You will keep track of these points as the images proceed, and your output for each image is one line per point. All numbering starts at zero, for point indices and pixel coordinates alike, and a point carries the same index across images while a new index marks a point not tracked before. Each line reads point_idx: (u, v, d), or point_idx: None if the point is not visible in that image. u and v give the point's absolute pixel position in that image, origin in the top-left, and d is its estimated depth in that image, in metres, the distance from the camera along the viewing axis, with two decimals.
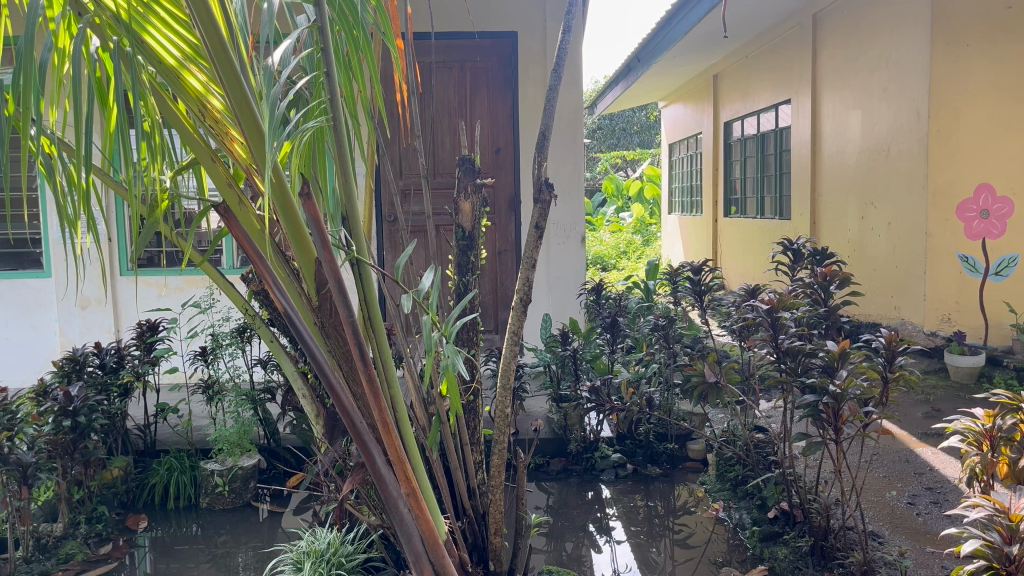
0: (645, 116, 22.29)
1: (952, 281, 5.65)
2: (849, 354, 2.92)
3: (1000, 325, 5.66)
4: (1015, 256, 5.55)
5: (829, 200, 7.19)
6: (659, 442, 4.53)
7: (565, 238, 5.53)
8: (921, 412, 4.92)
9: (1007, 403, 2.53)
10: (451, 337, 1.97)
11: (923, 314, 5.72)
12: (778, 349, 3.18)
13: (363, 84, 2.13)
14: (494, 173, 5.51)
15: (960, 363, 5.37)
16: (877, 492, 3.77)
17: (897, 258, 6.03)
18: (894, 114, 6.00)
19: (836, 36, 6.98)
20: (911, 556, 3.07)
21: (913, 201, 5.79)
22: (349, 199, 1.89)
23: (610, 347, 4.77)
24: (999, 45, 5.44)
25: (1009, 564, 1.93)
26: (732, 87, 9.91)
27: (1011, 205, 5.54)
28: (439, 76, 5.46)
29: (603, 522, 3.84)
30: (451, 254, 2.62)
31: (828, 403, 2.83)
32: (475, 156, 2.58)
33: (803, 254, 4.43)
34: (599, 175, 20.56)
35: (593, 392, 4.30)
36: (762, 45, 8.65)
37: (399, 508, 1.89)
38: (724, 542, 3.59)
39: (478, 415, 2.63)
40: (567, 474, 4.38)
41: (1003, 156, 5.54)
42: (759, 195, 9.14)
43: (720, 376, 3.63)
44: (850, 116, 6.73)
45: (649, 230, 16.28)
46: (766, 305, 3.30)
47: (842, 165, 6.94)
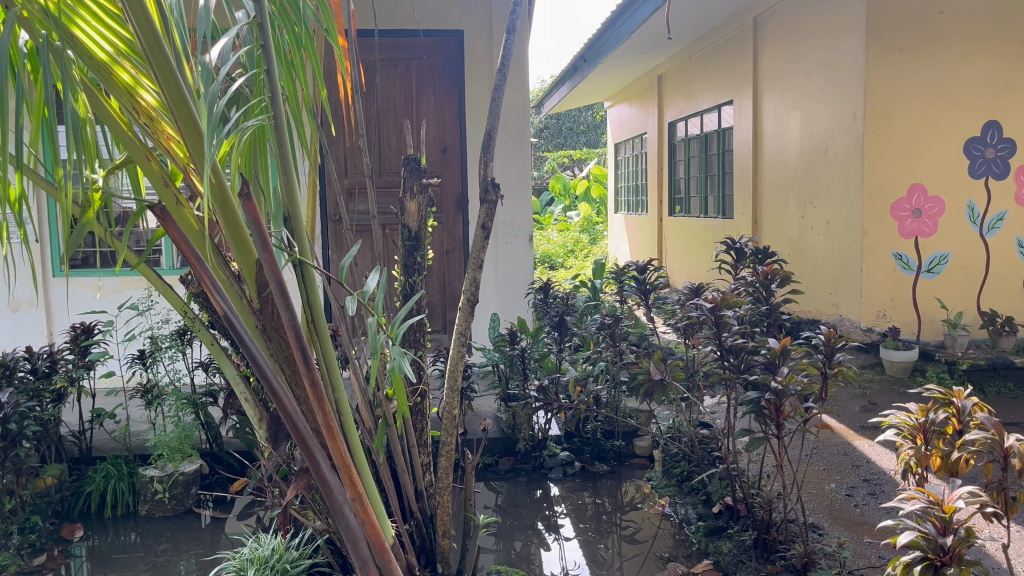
0: (591, 116, 22.48)
1: (888, 278, 5.81)
2: (790, 351, 2.99)
3: (932, 320, 5.82)
4: (946, 254, 5.74)
5: (771, 199, 7.34)
6: (606, 439, 4.57)
7: (512, 238, 5.52)
8: (858, 406, 5.07)
9: (939, 396, 2.46)
10: (398, 339, 1.98)
11: (859, 311, 5.88)
12: (721, 346, 3.22)
13: (306, 82, 2.09)
14: (441, 172, 5.48)
15: (894, 357, 5.53)
16: (818, 485, 3.87)
17: (835, 256, 6.18)
18: (832, 115, 6.15)
19: (776, 40, 7.12)
20: (850, 547, 3.15)
21: (849, 203, 5.94)
22: (291, 200, 1.86)
23: (557, 346, 4.71)
24: (931, 49, 5.58)
25: (943, 555, 1.97)
26: (676, 88, 10.04)
27: (942, 204, 5.70)
28: (385, 73, 5.41)
29: (552, 520, 3.87)
30: (397, 255, 2.59)
31: (770, 399, 2.89)
32: (421, 156, 2.56)
33: (745, 253, 4.46)
34: (546, 174, 20.67)
35: (541, 391, 4.31)
36: (705, 46, 8.77)
37: (344, 513, 1.86)
38: (670, 538, 3.64)
39: (425, 416, 2.62)
40: (515, 473, 4.38)
41: (937, 157, 5.68)
42: (702, 194, 9.27)
43: (665, 373, 3.70)
44: (790, 117, 6.88)
45: (595, 229, 16.45)
46: (709, 303, 3.35)
47: (782, 165, 7.09)
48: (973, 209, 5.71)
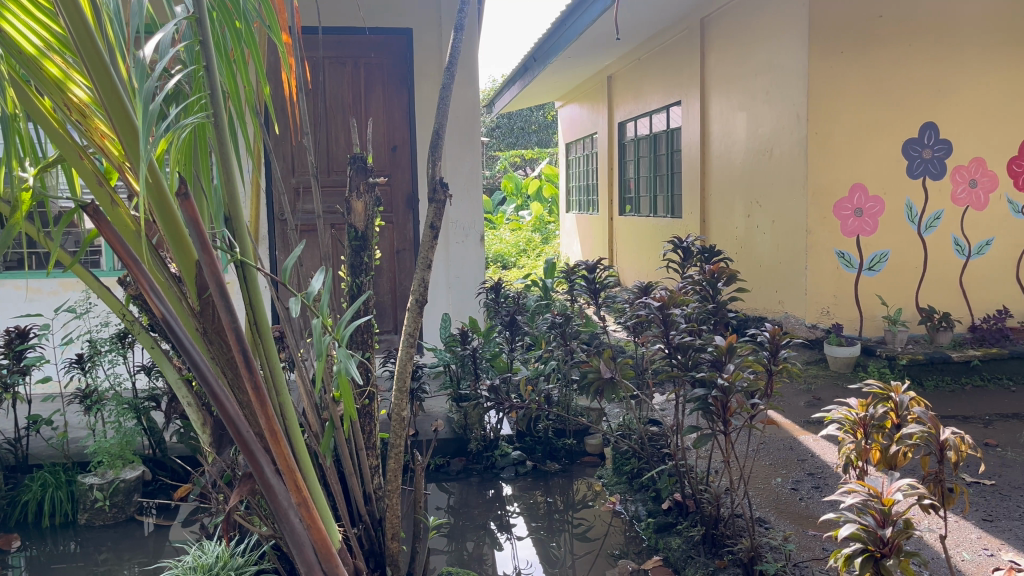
0: (542, 116, 22.55)
1: (831, 276, 5.94)
2: (736, 349, 3.04)
3: (874, 317, 5.97)
4: (886, 252, 5.90)
5: (718, 199, 7.45)
6: (557, 438, 4.59)
7: (464, 237, 5.50)
8: (803, 401, 5.18)
9: (878, 391, 2.49)
10: (343, 341, 1.96)
11: (804, 308, 6.00)
12: (669, 344, 3.26)
13: (247, 80, 2.05)
14: (390, 171, 5.43)
15: (838, 353, 5.66)
16: (764, 479, 3.94)
17: (780, 254, 6.31)
18: (776, 116, 6.26)
19: (722, 41, 7.23)
20: (795, 540, 3.22)
21: (794, 202, 6.06)
22: (232, 200, 1.82)
23: (509, 346, 4.70)
24: (870, 52, 5.73)
25: (883, 547, 2.02)
26: (625, 88, 10.13)
27: (881, 204, 5.86)
28: (332, 71, 5.34)
29: (505, 520, 3.87)
30: (343, 255, 2.55)
31: (716, 396, 2.94)
32: (367, 154, 2.53)
33: (693, 252, 4.51)
34: (498, 174, 20.67)
35: (493, 390, 4.31)
36: (654, 47, 8.87)
37: (290, 518, 1.82)
38: (621, 535, 3.66)
39: (373, 419, 2.59)
40: (467, 473, 4.37)
41: (877, 158, 5.83)
42: (652, 194, 9.37)
43: (615, 371, 3.73)
44: (736, 118, 6.99)
45: (547, 228, 16.51)
46: (658, 301, 3.38)
47: (729, 165, 7.20)
48: (912, 208, 5.88)
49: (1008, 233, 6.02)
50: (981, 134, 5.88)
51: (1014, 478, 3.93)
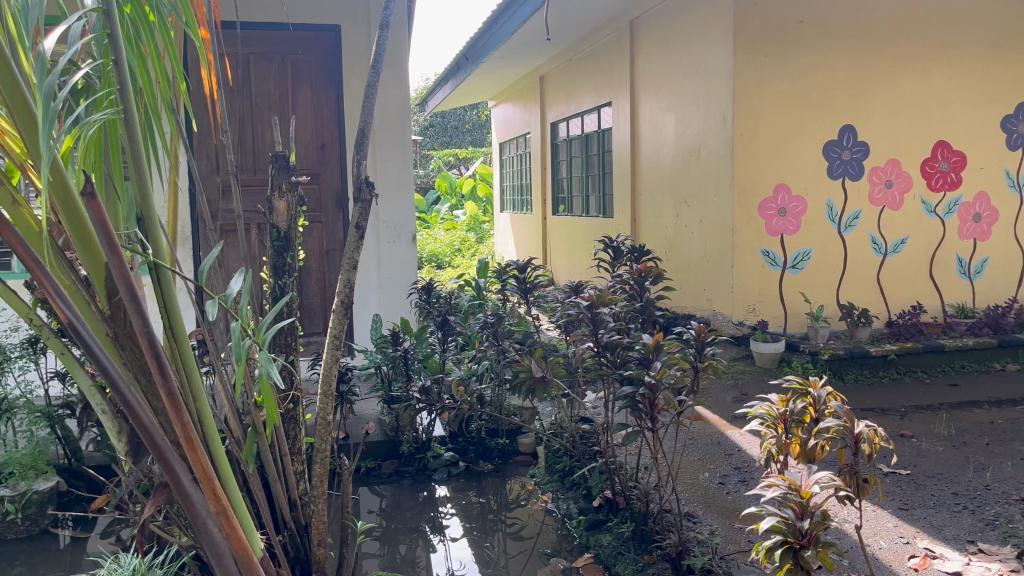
0: (476, 115, 22.51)
1: (756, 275, 6.08)
2: (662, 347, 3.08)
3: (797, 314, 6.16)
4: (808, 250, 6.08)
5: (648, 199, 7.56)
6: (490, 438, 4.57)
7: (395, 237, 5.44)
8: (730, 397, 5.30)
9: (797, 387, 2.57)
10: (264, 345, 1.91)
11: (731, 305, 6.14)
12: (598, 343, 3.29)
13: (161, 76, 1.98)
14: (319, 170, 5.34)
15: (763, 350, 5.77)
16: (692, 474, 4.01)
17: (708, 253, 6.44)
18: (704, 118, 6.39)
19: (651, 43, 7.34)
20: (722, 534, 3.29)
21: (721, 203, 6.18)
22: (145, 200, 1.75)
23: (441, 347, 4.64)
24: (792, 56, 5.90)
25: (802, 538, 2.07)
26: (557, 88, 10.20)
27: (804, 204, 6.03)
28: (258, 68, 5.21)
29: (438, 522, 3.84)
30: (266, 256, 2.49)
31: (644, 393, 2.99)
32: (290, 152, 2.48)
33: (622, 251, 4.57)
34: (432, 173, 20.56)
35: (424, 392, 4.24)
36: (584, 47, 8.95)
37: (209, 528, 1.76)
38: (554, 533, 3.68)
39: (298, 423, 2.53)
40: (399, 476, 4.32)
41: (799, 160, 6.00)
42: (584, 194, 9.45)
43: (546, 371, 3.74)
44: (665, 119, 7.10)
45: (482, 227, 16.50)
46: (586, 300, 3.39)
47: (659, 165, 7.32)
48: (832, 208, 6.07)
49: (922, 232, 6.27)
50: (896, 137, 6.11)
51: (928, 467, 4.10)
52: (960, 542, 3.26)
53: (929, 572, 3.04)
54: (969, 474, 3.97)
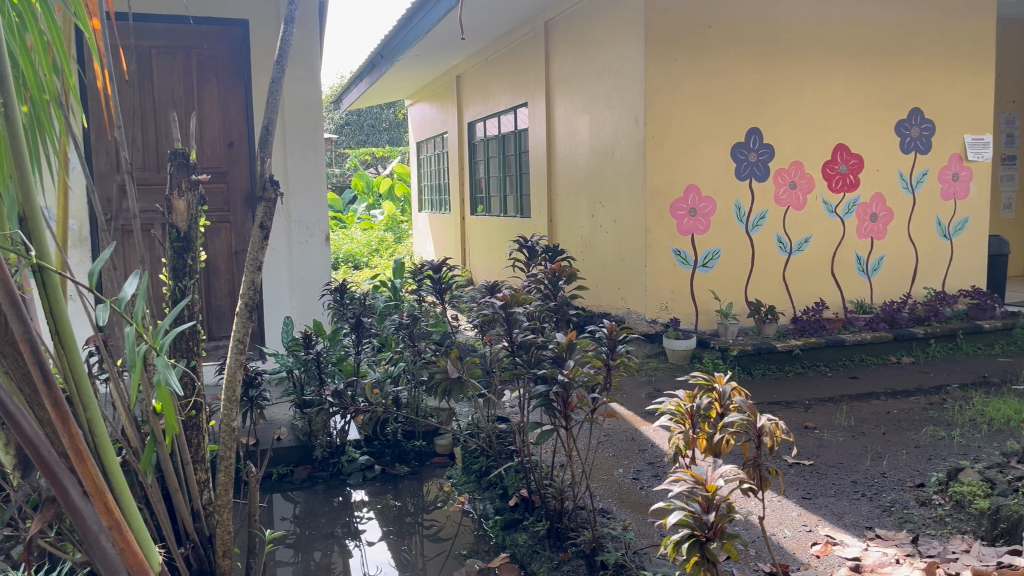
0: (393, 114, 22.30)
1: (668, 273, 6.21)
2: (576, 345, 3.10)
3: (707, 311, 6.33)
4: (717, 249, 6.27)
5: (564, 199, 7.64)
6: (407, 440, 4.53)
7: (307, 237, 5.33)
8: (644, 393, 5.41)
9: (703, 382, 2.63)
10: (162, 350, 1.83)
11: (644, 304, 6.26)
12: (513, 343, 3.30)
13: (46, 69, 1.87)
14: (227, 169, 5.17)
15: (676, 346, 5.94)
16: (607, 470, 4.07)
17: (622, 252, 6.54)
18: (617, 120, 6.49)
19: (565, 45, 7.42)
20: (635, 529, 3.34)
21: (634, 203, 6.29)
22: (27, 201, 1.63)
23: (355, 348, 4.58)
24: (700, 61, 6.06)
25: (707, 530, 2.12)
26: (474, 88, 10.20)
27: (713, 204, 6.21)
28: (161, 62, 5.01)
29: (354, 526, 3.78)
30: (165, 258, 2.39)
31: (557, 392, 3.00)
32: (191, 150, 2.38)
33: (537, 251, 4.60)
34: (348, 172, 20.26)
35: (337, 396, 4.13)
36: (500, 48, 8.98)
37: (102, 548, 1.63)
38: (471, 534, 3.67)
39: (201, 430, 2.43)
40: (313, 482, 4.23)
41: (707, 161, 6.17)
42: (502, 194, 9.47)
43: (462, 371, 3.72)
44: (580, 120, 7.19)
45: (400, 227, 16.35)
46: (500, 300, 3.41)
47: (574, 166, 7.40)
48: (740, 208, 6.28)
49: (823, 231, 6.53)
50: (798, 140, 6.35)
51: (829, 457, 4.27)
52: (858, 529, 3.41)
53: (830, 558, 3.16)
54: (868, 463, 4.15)
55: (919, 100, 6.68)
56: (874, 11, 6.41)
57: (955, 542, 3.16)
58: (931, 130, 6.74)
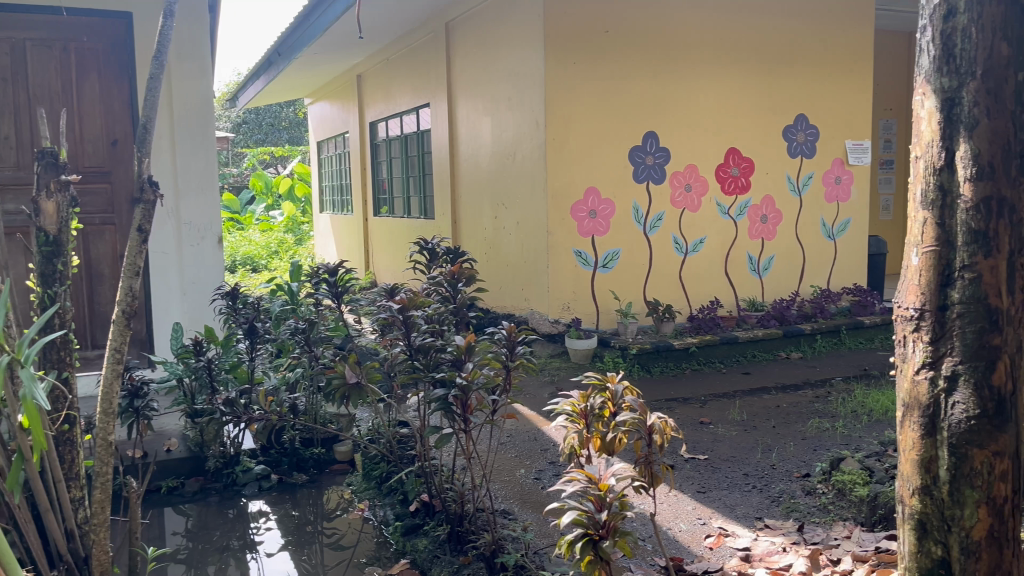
0: (293, 112, 21.78)
1: (569, 274, 6.29)
2: (474, 347, 3.10)
3: (608, 311, 6.44)
4: (616, 250, 6.40)
5: (467, 200, 7.63)
6: (305, 448, 4.41)
7: (199, 240, 5.12)
8: (546, 393, 5.45)
9: (596, 382, 2.65)
10: (27, 362, 1.73)
11: (546, 304, 6.32)
12: (410, 346, 3.28)
13: None
14: (110, 169, 4.91)
15: (578, 346, 6.03)
16: (509, 471, 4.08)
17: (524, 254, 6.58)
18: (518, 122, 6.52)
19: (466, 46, 7.41)
20: (535, 529, 3.36)
21: (536, 205, 6.34)
22: None
23: (250, 355, 4.41)
24: (598, 65, 6.17)
25: (600, 529, 2.15)
26: (375, 87, 10.07)
27: (612, 206, 6.33)
28: (36, 55, 4.72)
29: (250, 538, 3.66)
30: (32, 264, 2.25)
31: (456, 395, 2.98)
32: (61, 149, 2.24)
33: (438, 253, 4.58)
34: (246, 172, 19.66)
35: (229, 404, 4.01)
36: (401, 48, 8.90)
37: None
38: (372, 541, 3.61)
39: (75, 445, 2.29)
40: (205, 494, 4.07)
41: (606, 164, 6.28)
42: (405, 194, 9.39)
43: (360, 376, 3.65)
44: (482, 122, 7.19)
45: (301, 229, 15.99)
46: (398, 303, 3.36)
47: (476, 167, 7.40)
48: (638, 210, 6.43)
49: (717, 232, 6.76)
50: (692, 144, 6.55)
51: (722, 451, 4.41)
52: (749, 519, 3.53)
53: (722, 549, 3.26)
54: (758, 455, 4.32)
55: (803, 106, 6.99)
56: (761, 21, 6.68)
57: (837, 528, 3.32)
58: (815, 135, 7.07)
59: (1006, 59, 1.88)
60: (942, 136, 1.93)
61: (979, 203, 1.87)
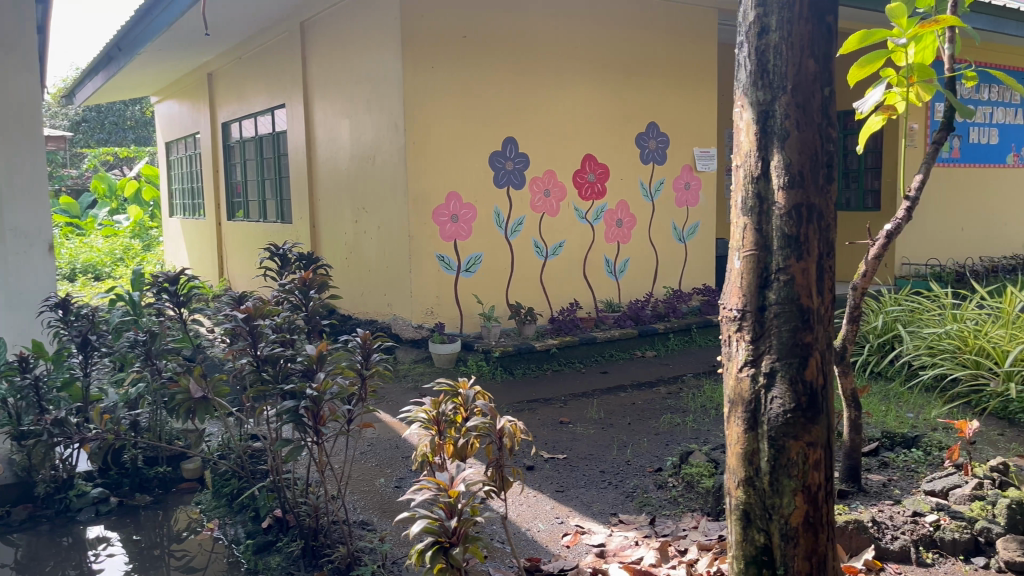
0: (140, 111, 20.57)
1: (432, 278, 6.27)
2: (327, 356, 3.02)
3: (471, 314, 6.46)
4: (479, 254, 6.43)
5: (326, 205, 7.45)
6: (149, 467, 4.16)
7: (24, 247, 4.81)
8: (409, 399, 5.40)
9: (447, 388, 2.65)
10: None
11: (409, 309, 6.27)
12: (257, 357, 3.16)
13: None
14: None
15: (441, 351, 5.95)
16: (369, 481, 4.01)
17: (386, 259, 6.50)
18: (377, 125, 6.43)
19: (322, 46, 7.24)
20: (393, 538, 3.31)
21: (397, 209, 6.28)
22: None
23: (84, 370, 4.09)
24: (457, 70, 6.18)
25: (451, 536, 2.14)
26: (227, 87, 9.67)
27: (473, 210, 6.36)
28: None
29: (87, 566, 3.40)
30: None
31: (307, 406, 2.89)
32: None
33: (290, 259, 4.43)
34: (87, 173, 18.38)
35: (58, 423, 3.70)
36: (254, 46, 8.59)
37: None
38: (223, 561, 3.42)
39: None
40: (34, 522, 3.75)
41: (466, 168, 6.30)
42: (260, 198, 9.04)
43: (207, 390, 3.48)
44: (340, 124, 7.04)
45: (150, 234, 15.12)
46: (243, 312, 3.22)
47: (335, 171, 7.24)
48: (499, 214, 6.49)
49: (575, 236, 6.93)
50: (550, 149, 6.68)
51: (580, 450, 4.52)
52: (604, 516, 3.63)
53: (578, 547, 3.32)
54: (614, 452, 4.45)
55: (654, 114, 7.29)
56: (614, 32, 6.92)
57: (685, 519, 3.47)
58: (665, 143, 7.38)
59: (813, 75, 2.03)
60: (758, 147, 2.05)
61: (791, 209, 2.00)
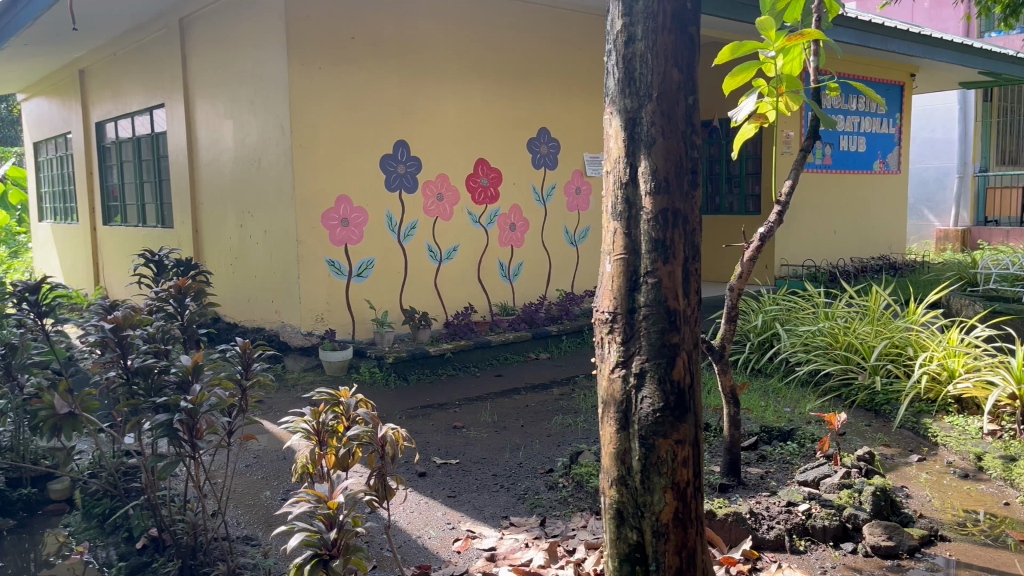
0: (5, 109, 19.26)
1: (322, 284, 6.14)
2: (203, 367, 2.89)
3: (364, 320, 6.36)
4: (371, 259, 6.34)
5: (209, 209, 7.17)
6: (11, 489, 3.90)
7: None
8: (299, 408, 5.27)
9: (328, 397, 2.59)
10: None
11: (298, 316, 6.12)
12: (128, 369, 3.02)
13: None
14: None
15: (331, 359, 5.87)
16: (253, 494, 3.87)
17: (273, 264, 6.32)
18: (262, 126, 6.25)
19: (203, 44, 6.98)
20: (277, 552, 3.21)
21: (284, 213, 6.11)
22: None
23: None
24: (345, 71, 6.08)
25: (331, 548, 2.09)
26: (101, 84, 9.18)
27: (364, 214, 6.26)
28: None
29: None
30: None
31: (182, 420, 2.76)
32: None
33: (166, 265, 4.24)
34: None
35: None
36: (130, 42, 8.19)
37: None
38: None
39: None
40: None
41: (356, 171, 6.20)
42: (139, 202, 8.62)
43: (74, 405, 3.28)
44: (223, 125, 6.80)
45: (17, 240, 14.17)
46: (110, 322, 3.06)
47: (218, 174, 6.98)
48: (391, 218, 6.41)
49: (469, 240, 6.93)
50: (442, 153, 6.66)
51: (473, 454, 4.52)
52: (496, 519, 3.63)
53: (469, 552, 3.31)
54: (506, 455, 4.47)
55: (546, 120, 7.39)
56: (504, 37, 6.98)
57: (574, 519, 3.51)
58: (557, 148, 7.49)
59: (677, 83, 2.09)
60: (626, 153, 2.11)
61: (657, 214, 2.06)
